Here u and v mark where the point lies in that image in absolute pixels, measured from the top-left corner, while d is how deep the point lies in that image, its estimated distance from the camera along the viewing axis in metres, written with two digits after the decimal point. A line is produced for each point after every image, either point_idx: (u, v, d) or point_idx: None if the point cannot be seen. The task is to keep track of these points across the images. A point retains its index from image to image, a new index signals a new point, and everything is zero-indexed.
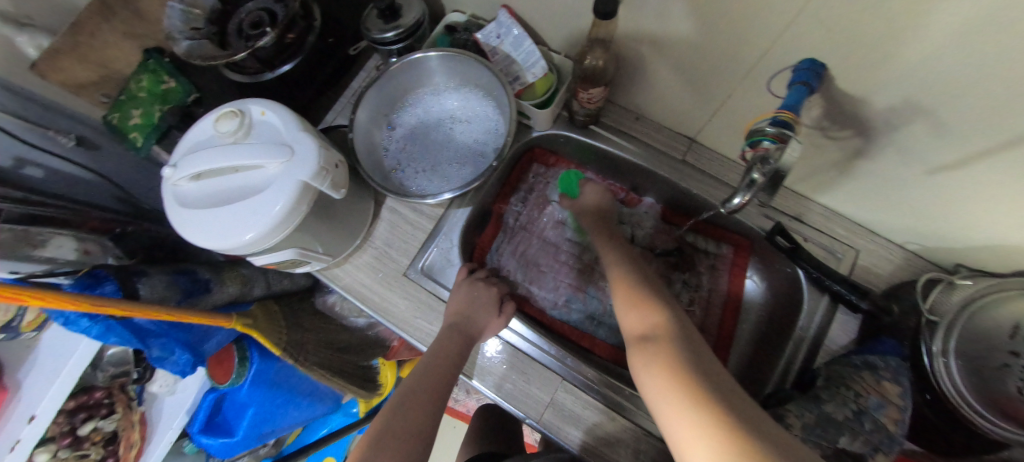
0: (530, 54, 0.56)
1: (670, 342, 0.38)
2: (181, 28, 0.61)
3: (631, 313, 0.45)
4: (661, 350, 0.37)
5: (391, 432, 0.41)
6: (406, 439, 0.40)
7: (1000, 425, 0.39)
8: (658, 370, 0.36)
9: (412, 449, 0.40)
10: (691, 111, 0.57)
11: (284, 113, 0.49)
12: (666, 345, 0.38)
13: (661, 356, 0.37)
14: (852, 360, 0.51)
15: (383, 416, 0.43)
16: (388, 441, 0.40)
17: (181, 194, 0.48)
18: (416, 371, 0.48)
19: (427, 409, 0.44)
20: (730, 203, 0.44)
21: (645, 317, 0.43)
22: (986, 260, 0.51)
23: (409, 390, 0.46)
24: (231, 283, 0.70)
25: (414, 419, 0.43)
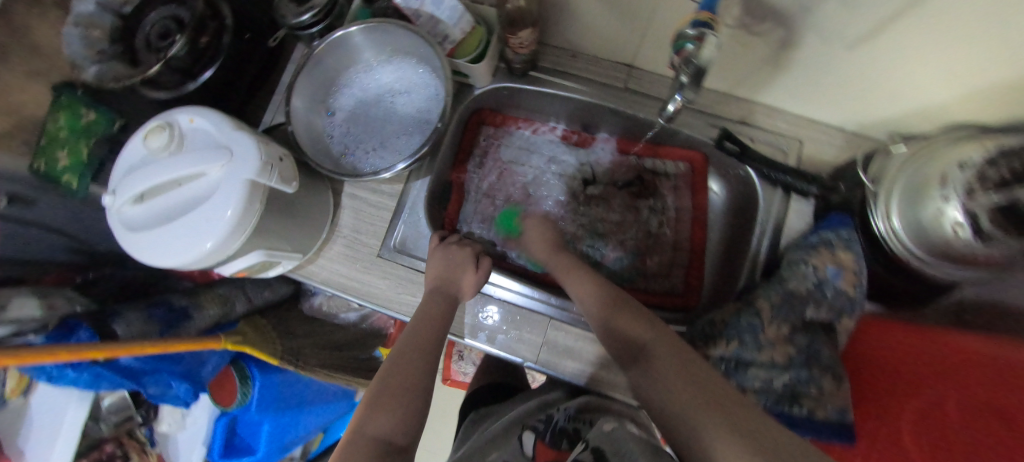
0: (453, 9, 0.55)
1: (657, 356, 0.40)
2: (85, 54, 0.58)
3: (623, 329, 0.46)
4: (653, 369, 0.39)
5: (389, 391, 0.41)
6: (402, 395, 0.41)
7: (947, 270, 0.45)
8: (658, 388, 0.37)
9: (409, 403, 0.41)
10: (623, 37, 0.57)
11: (213, 115, 0.48)
12: (664, 357, 0.39)
13: (655, 375, 0.39)
14: (808, 241, 0.55)
15: (379, 377, 0.44)
16: (387, 399, 0.41)
17: (129, 220, 0.47)
18: (406, 334, 0.49)
19: (419, 365, 0.45)
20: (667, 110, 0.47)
21: (638, 332, 0.44)
22: (915, 124, 0.54)
23: (399, 351, 0.46)
24: (210, 305, 0.68)
25: (406, 374, 0.43)
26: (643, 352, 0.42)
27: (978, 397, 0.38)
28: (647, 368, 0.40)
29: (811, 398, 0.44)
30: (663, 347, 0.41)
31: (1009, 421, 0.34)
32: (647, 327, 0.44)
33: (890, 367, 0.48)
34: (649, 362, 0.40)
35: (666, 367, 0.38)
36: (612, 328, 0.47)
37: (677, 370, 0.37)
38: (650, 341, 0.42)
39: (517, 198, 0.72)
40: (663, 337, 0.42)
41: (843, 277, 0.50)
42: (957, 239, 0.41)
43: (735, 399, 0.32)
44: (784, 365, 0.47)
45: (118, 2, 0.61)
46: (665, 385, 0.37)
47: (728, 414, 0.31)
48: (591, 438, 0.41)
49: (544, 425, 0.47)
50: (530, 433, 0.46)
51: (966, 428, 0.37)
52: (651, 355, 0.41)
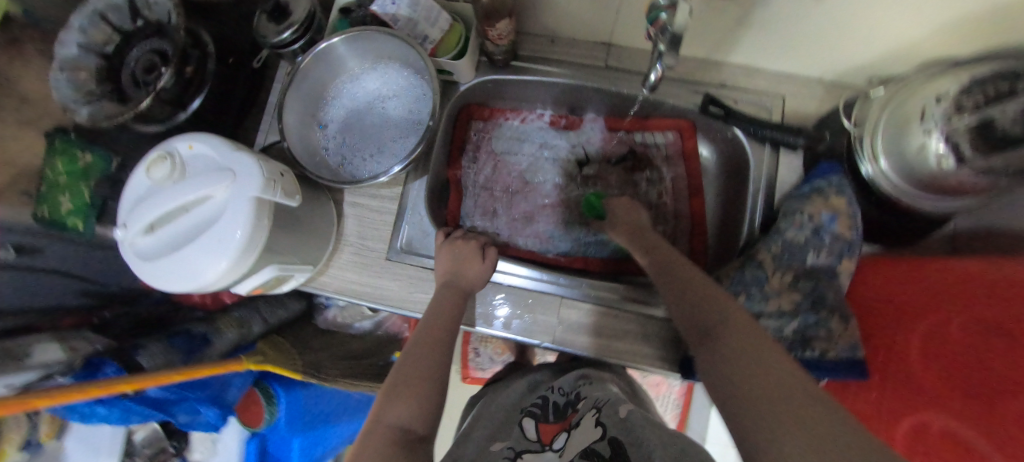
0: (430, 10, 0.56)
1: (729, 338, 0.34)
2: (73, 97, 0.58)
3: (699, 305, 0.40)
4: (724, 349, 0.33)
5: (406, 379, 0.41)
6: (422, 382, 0.42)
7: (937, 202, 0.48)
8: (727, 373, 0.31)
9: (427, 390, 0.41)
10: (598, 16, 0.58)
11: (211, 139, 0.49)
12: (735, 343, 0.33)
13: (725, 359, 0.32)
14: (801, 191, 0.56)
15: (395, 368, 0.44)
16: (404, 387, 0.40)
17: (142, 250, 0.48)
18: (420, 326, 0.50)
19: (435, 354, 0.45)
20: (649, 81, 0.47)
21: (706, 310, 0.39)
22: (890, 66, 0.56)
23: (415, 341, 0.47)
24: (228, 329, 0.69)
25: (427, 361, 0.45)
26: (712, 333, 0.36)
27: (979, 317, 0.39)
28: (718, 352, 0.34)
29: (821, 339, 0.47)
30: (740, 329, 0.34)
31: (1008, 339, 0.35)
32: (723, 305, 0.38)
33: (902, 301, 0.49)
34: (718, 343, 0.34)
35: (741, 353, 0.32)
36: (686, 307, 0.42)
37: (758, 355, 0.30)
38: (726, 319, 0.36)
39: (514, 187, 0.74)
40: (742, 316, 0.36)
41: (837, 221, 0.51)
42: (942, 171, 0.43)
43: (820, 391, 0.26)
44: (791, 311, 0.50)
45: (99, 43, 0.61)
46: (737, 371, 0.30)
47: (814, 408, 0.24)
48: (609, 426, 0.40)
49: (542, 406, 0.49)
50: (531, 416, 0.47)
51: (975, 350, 0.38)
52: (721, 337, 0.35)
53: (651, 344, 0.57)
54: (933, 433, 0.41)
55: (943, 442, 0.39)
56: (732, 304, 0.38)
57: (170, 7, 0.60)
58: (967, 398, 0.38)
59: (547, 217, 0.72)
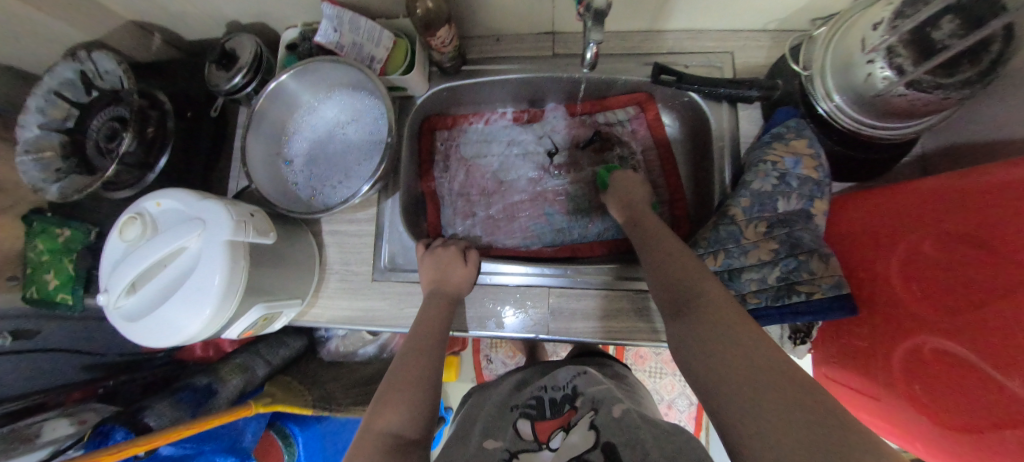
0: (372, 31, 0.57)
1: (706, 315, 0.37)
2: (42, 177, 0.60)
3: (673, 262, 0.45)
4: (695, 328, 0.37)
5: (394, 387, 0.43)
6: (412, 388, 0.43)
7: (899, 128, 0.48)
8: (698, 351, 0.35)
9: (416, 395, 0.42)
10: (535, 7, 0.59)
11: (177, 193, 0.50)
12: (700, 317, 0.37)
13: (696, 338, 0.36)
14: (763, 140, 0.57)
15: (387, 377, 0.45)
16: (395, 396, 0.42)
17: (128, 312, 0.49)
18: (409, 338, 0.51)
19: (425, 362, 0.46)
20: (586, 60, 0.50)
21: (686, 276, 0.43)
22: (828, 3, 0.56)
23: (405, 351, 0.48)
24: (233, 376, 0.69)
25: (418, 368, 0.45)
26: (689, 310, 0.39)
27: (947, 231, 0.40)
28: (693, 327, 0.37)
29: (805, 283, 0.48)
30: (715, 307, 0.37)
31: (982, 249, 0.36)
32: (704, 282, 0.41)
33: (875, 229, 0.50)
34: (698, 315, 0.38)
35: (713, 333, 0.35)
36: (669, 281, 0.44)
37: (725, 336, 0.34)
38: (703, 297, 0.39)
39: (489, 187, 0.74)
40: (722, 295, 0.39)
41: (801, 164, 0.52)
42: (894, 95, 0.44)
43: (784, 373, 0.29)
44: (772, 260, 0.50)
45: (60, 119, 0.63)
46: (706, 354, 0.34)
47: (776, 400, 0.27)
48: (603, 430, 0.41)
49: (537, 404, 0.49)
50: (526, 417, 0.48)
51: (951, 266, 0.39)
52: (699, 314, 0.38)
53: (645, 318, 0.58)
54: (926, 354, 0.42)
55: (938, 361, 0.40)
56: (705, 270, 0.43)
57: (120, 73, 0.61)
58: (951, 315, 0.39)
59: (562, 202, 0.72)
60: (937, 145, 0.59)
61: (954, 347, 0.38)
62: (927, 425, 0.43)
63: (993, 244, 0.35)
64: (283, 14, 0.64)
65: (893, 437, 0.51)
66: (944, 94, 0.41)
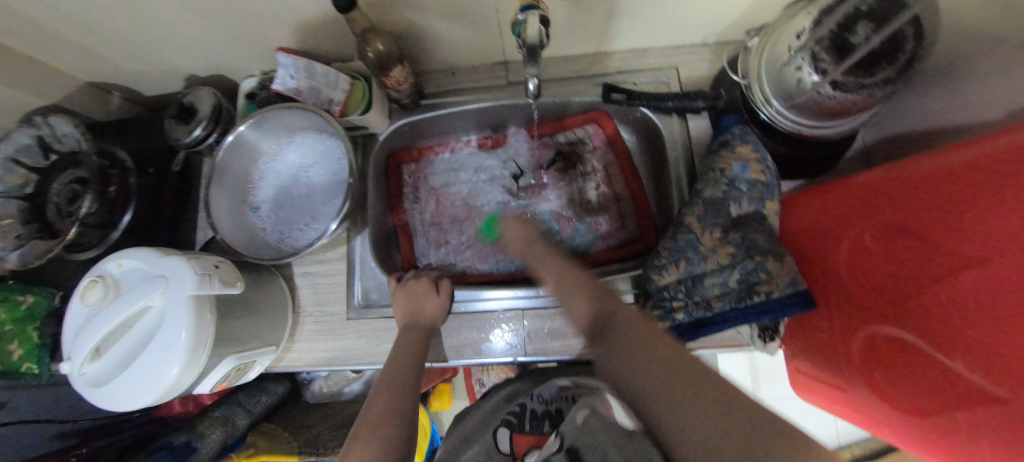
0: (328, 75, 0.58)
1: (620, 330, 0.44)
2: (2, 244, 0.59)
3: (574, 302, 0.51)
4: (614, 347, 0.43)
5: (368, 425, 0.41)
6: (387, 426, 0.41)
7: (833, 127, 0.51)
8: (621, 367, 0.41)
9: (391, 432, 0.40)
10: (486, 41, 0.62)
11: (139, 252, 0.49)
12: (621, 330, 0.44)
13: (622, 351, 0.42)
14: (712, 149, 0.59)
15: (362, 415, 0.44)
16: (368, 434, 0.40)
17: (93, 377, 0.48)
18: (383, 373, 0.50)
19: (400, 396, 0.46)
20: (530, 90, 0.51)
21: (591, 308, 0.49)
22: (755, 17, 0.61)
23: (379, 387, 0.47)
24: (211, 431, 0.67)
25: (392, 405, 0.44)
26: (605, 332, 0.46)
27: (884, 223, 0.42)
28: (612, 348, 0.43)
29: (764, 282, 0.49)
30: (628, 323, 0.44)
31: (919, 240, 0.38)
32: (614, 307, 0.47)
33: (822, 224, 0.52)
34: (615, 337, 0.44)
35: (632, 348, 0.41)
36: (582, 313, 0.50)
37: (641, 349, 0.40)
38: (613, 317, 0.46)
39: (459, 214, 0.75)
40: (625, 312, 0.46)
41: (749, 169, 0.54)
42: (824, 98, 0.47)
43: (696, 373, 0.36)
44: (730, 264, 0.52)
45: (19, 185, 0.62)
46: (628, 369, 0.40)
47: (693, 399, 0.34)
48: (568, 435, 0.41)
49: (518, 415, 0.52)
50: (507, 426, 0.51)
51: (894, 257, 0.41)
52: (616, 331, 0.44)
53: None
54: (880, 343, 0.43)
55: (892, 349, 0.42)
56: (612, 300, 0.49)
57: (76, 135, 0.61)
58: (896, 303, 0.41)
59: (473, 261, 0.72)
60: (874, 138, 0.63)
61: (904, 335, 0.40)
62: (889, 412, 0.44)
63: (932, 235, 0.37)
64: (242, 65, 0.66)
65: (863, 424, 0.53)
66: (869, 92, 0.44)
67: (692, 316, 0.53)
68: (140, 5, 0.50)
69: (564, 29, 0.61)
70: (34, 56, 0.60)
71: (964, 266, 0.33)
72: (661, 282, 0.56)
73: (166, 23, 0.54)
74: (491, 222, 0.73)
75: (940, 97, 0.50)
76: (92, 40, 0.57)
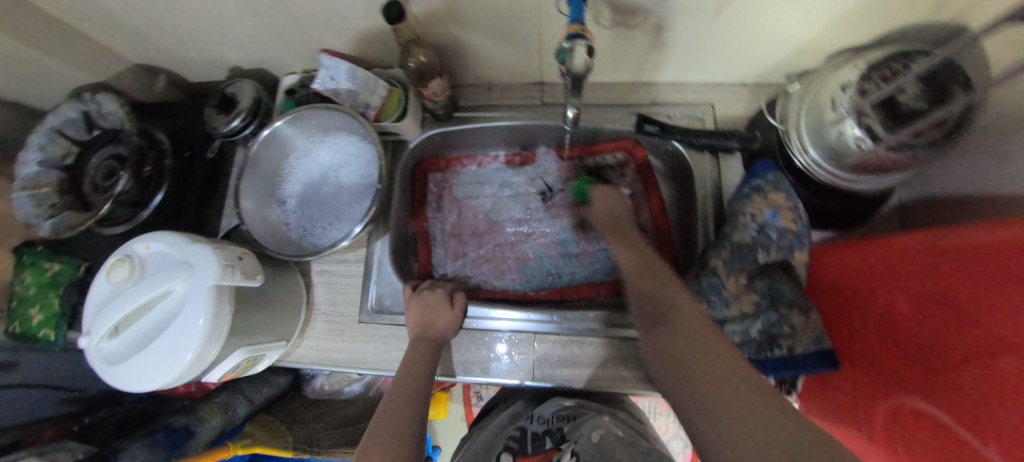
0: (368, 80, 0.59)
1: (678, 327, 0.41)
2: (36, 212, 0.61)
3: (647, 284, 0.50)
4: (668, 338, 0.41)
5: (375, 440, 0.41)
6: (393, 440, 0.41)
7: (870, 184, 0.50)
8: (675, 362, 0.38)
9: (397, 446, 0.40)
10: (524, 61, 0.62)
11: (167, 235, 0.50)
12: (683, 322, 0.42)
13: (676, 342, 0.40)
14: (743, 191, 0.59)
15: (370, 429, 0.43)
16: (377, 449, 0.39)
17: (108, 355, 0.48)
18: (392, 385, 0.50)
19: (408, 410, 0.45)
20: (569, 117, 0.53)
21: (665, 297, 0.46)
22: (799, 63, 0.60)
23: (388, 400, 0.47)
24: (211, 416, 0.67)
25: (397, 419, 0.44)
26: (663, 321, 0.44)
27: (920, 291, 0.41)
28: (667, 335, 0.42)
29: (786, 336, 0.48)
30: (687, 318, 0.42)
31: (957, 315, 0.36)
32: (679, 299, 0.45)
33: (854, 282, 0.51)
34: (669, 327, 0.42)
35: (688, 346, 0.38)
36: (648, 294, 0.49)
37: (697, 346, 0.37)
38: (675, 312, 0.44)
39: (480, 228, 0.75)
40: (693, 310, 0.43)
41: (780, 216, 0.53)
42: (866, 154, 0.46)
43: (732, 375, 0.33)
44: (753, 313, 0.51)
45: (59, 156, 0.64)
46: (683, 360, 0.37)
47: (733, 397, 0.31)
48: (581, 452, 0.42)
49: (520, 438, 0.51)
50: (508, 451, 0.49)
51: (928, 328, 0.40)
52: (672, 322, 0.42)
53: (629, 366, 0.59)
54: (907, 414, 0.42)
55: (916, 422, 0.40)
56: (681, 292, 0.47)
57: (121, 113, 0.63)
58: (928, 377, 0.39)
59: (489, 275, 0.72)
60: (913, 197, 0.61)
61: (932, 411, 0.38)
62: None
63: (968, 309, 0.35)
64: (285, 62, 0.68)
65: None
66: (913, 154, 0.43)
67: None
68: None
69: (604, 57, 0.62)
70: (89, 35, 0.62)
71: (1002, 349, 0.32)
72: None
73: (219, 16, 0.55)
74: (582, 187, 0.70)
75: (986, 164, 0.49)
76: (146, 24, 0.59)
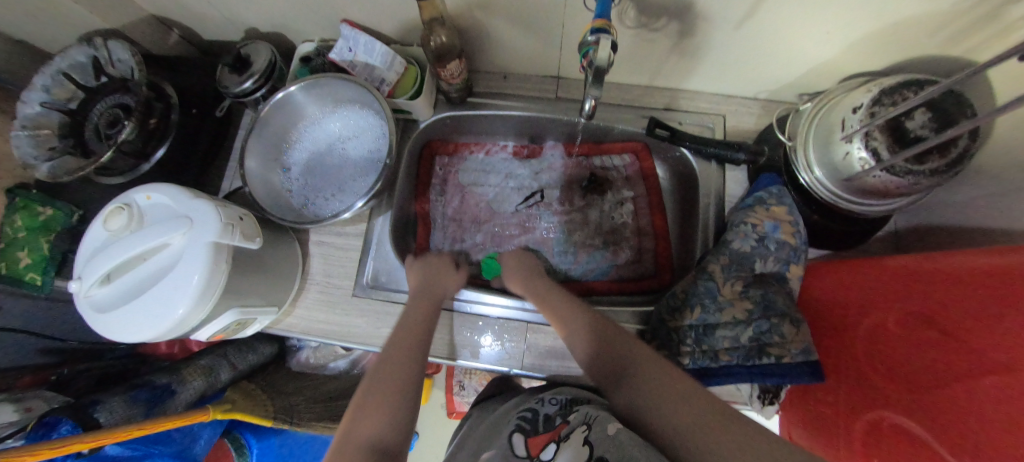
0: (386, 55, 0.58)
1: (643, 374, 0.41)
2: (35, 153, 0.59)
3: (585, 339, 0.49)
4: (646, 394, 0.39)
5: (377, 388, 0.41)
6: (394, 391, 0.41)
7: (873, 206, 0.51)
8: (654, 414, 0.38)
9: (396, 396, 0.40)
10: (543, 54, 0.63)
11: (169, 188, 0.49)
12: (650, 366, 0.41)
13: (649, 394, 0.39)
14: (745, 202, 0.60)
15: (369, 375, 0.43)
16: (376, 398, 0.40)
17: (98, 302, 0.48)
18: (394, 334, 0.49)
19: (411, 361, 0.45)
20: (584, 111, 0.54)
21: (610, 344, 0.46)
22: (812, 82, 0.61)
23: (388, 349, 0.47)
24: (194, 378, 0.65)
25: (394, 372, 0.43)
26: (625, 377, 0.42)
27: (909, 312, 0.42)
28: (636, 388, 0.41)
29: (776, 346, 0.49)
30: (646, 364, 0.42)
31: (943, 336, 0.37)
32: (627, 346, 0.45)
33: (845, 300, 0.52)
34: (635, 379, 0.41)
35: (661, 390, 0.38)
36: (593, 352, 0.47)
37: (669, 391, 0.38)
38: (632, 361, 0.43)
39: (484, 215, 0.75)
40: (645, 352, 0.43)
41: (780, 229, 0.54)
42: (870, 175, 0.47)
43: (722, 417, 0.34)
44: (745, 320, 0.52)
45: (64, 99, 0.63)
46: (666, 415, 0.37)
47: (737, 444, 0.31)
48: (596, 444, 0.38)
49: (530, 418, 0.48)
50: (520, 433, 0.46)
51: (914, 347, 0.41)
52: (637, 373, 0.41)
53: None
54: (885, 427, 0.43)
55: (895, 437, 0.42)
56: (616, 333, 0.47)
57: (132, 63, 0.62)
58: (910, 395, 0.40)
59: (488, 262, 0.72)
60: (909, 223, 0.63)
61: (911, 428, 0.39)
62: None
63: (955, 331, 0.36)
64: (304, 28, 0.67)
65: None
66: (915, 180, 0.44)
67: (697, 363, 0.53)
68: None
69: (623, 57, 0.62)
70: None
71: (985, 371, 0.32)
72: (673, 325, 0.55)
73: None
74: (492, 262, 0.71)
75: (982, 197, 0.50)
76: None
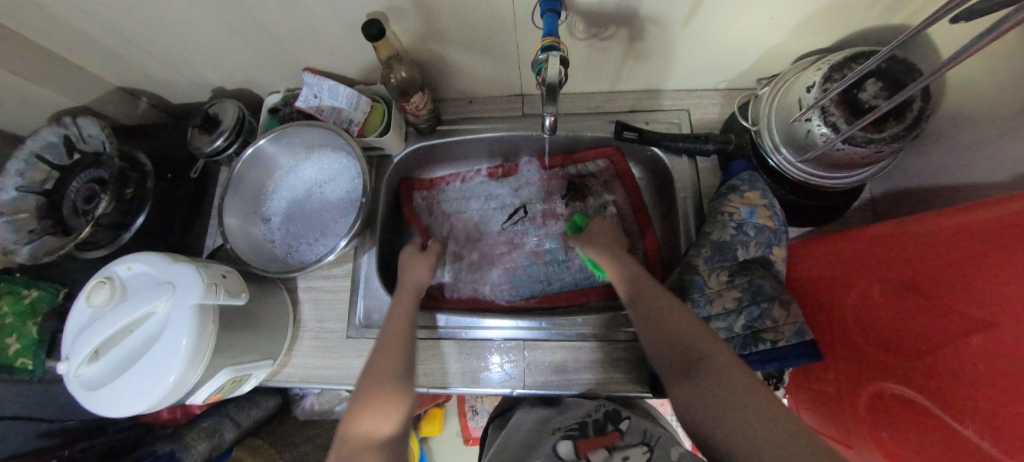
0: (350, 97, 0.60)
1: (716, 375, 0.39)
2: (14, 238, 0.60)
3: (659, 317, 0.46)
4: (707, 396, 0.38)
5: (376, 367, 0.47)
6: (391, 371, 0.47)
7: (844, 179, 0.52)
8: (710, 421, 0.37)
9: (398, 378, 0.46)
10: (504, 75, 0.65)
11: (149, 256, 0.50)
12: (734, 369, 0.39)
13: (718, 399, 0.37)
14: (720, 191, 0.60)
15: (369, 357, 0.49)
16: (378, 382, 0.45)
17: (88, 380, 0.47)
18: (388, 318, 0.53)
19: (403, 346, 0.49)
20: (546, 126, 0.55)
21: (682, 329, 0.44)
22: (766, 67, 0.63)
23: (384, 332, 0.51)
24: (198, 441, 0.64)
25: (391, 358, 0.48)
26: (694, 367, 0.40)
27: (892, 278, 0.42)
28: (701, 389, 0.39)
29: (769, 330, 0.49)
30: (728, 368, 0.39)
31: (928, 299, 0.38)
32: (703, 341, 0.42)
33: (830, 274, 0.53)
34: (704, 380, 0.39)
35: (727, 397, 0.37)
36: (664, 333, 0.44)
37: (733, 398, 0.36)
38: (705, 356, 0.40)
39: (470, 237, 0.76)
40: (726, 354, 0.40)
41: (756, 214, 0.54)
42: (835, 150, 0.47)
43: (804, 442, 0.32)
44: (736, 309, 0.52)
45: (39, 181, 0.64)
46: (732, 421, 0.35)
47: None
48: None
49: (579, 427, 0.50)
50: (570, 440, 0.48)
51: (902, 312, 0.41)
52: (707, 372, 0.39)
53: (621, 369, 0.59)
54: (888, 398, 0.43)
55: (897, 405, 0.41)
56: (689, 319, 0.44)
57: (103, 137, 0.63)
58: (904, 362, 0.40)
59: (480, 284, 0.72)
60: (884, 190, 0.64)
61: (910, 395, 0.39)
62: None
63: (940, 293, 0.36)
64: (268, 81, 0.69)
65: None
66: (877, 148, 0.44)
67: None
68: (178, 19, 0.52)
69: (582, 68, 0.64)
70: (67, 58, 0.62)
71: (973, 329, 0.33)
72: None
73: (200, 37, 0.56)
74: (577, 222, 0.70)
75: (947, 156, 0.51)
76: (127, 48, 0.60)
